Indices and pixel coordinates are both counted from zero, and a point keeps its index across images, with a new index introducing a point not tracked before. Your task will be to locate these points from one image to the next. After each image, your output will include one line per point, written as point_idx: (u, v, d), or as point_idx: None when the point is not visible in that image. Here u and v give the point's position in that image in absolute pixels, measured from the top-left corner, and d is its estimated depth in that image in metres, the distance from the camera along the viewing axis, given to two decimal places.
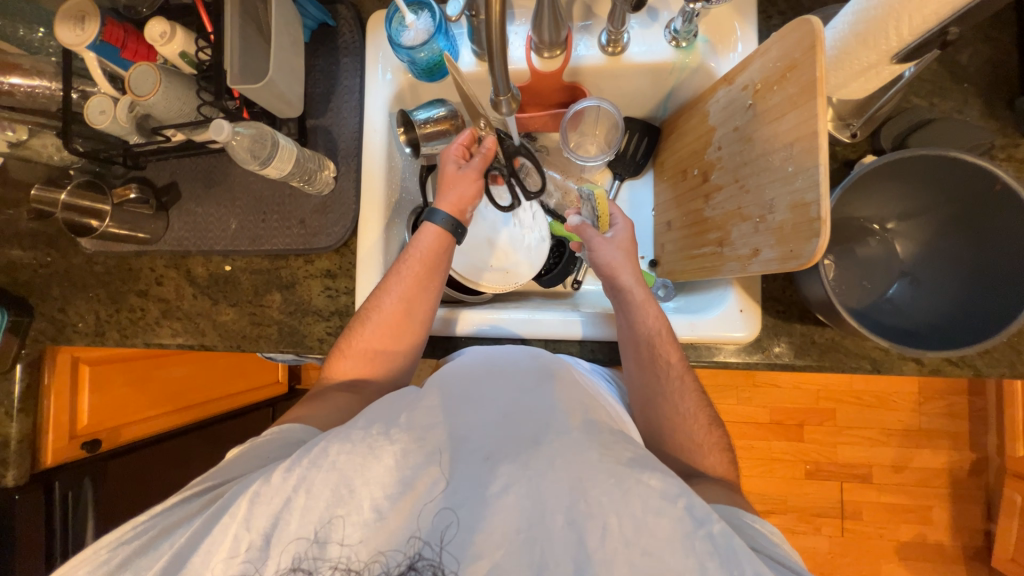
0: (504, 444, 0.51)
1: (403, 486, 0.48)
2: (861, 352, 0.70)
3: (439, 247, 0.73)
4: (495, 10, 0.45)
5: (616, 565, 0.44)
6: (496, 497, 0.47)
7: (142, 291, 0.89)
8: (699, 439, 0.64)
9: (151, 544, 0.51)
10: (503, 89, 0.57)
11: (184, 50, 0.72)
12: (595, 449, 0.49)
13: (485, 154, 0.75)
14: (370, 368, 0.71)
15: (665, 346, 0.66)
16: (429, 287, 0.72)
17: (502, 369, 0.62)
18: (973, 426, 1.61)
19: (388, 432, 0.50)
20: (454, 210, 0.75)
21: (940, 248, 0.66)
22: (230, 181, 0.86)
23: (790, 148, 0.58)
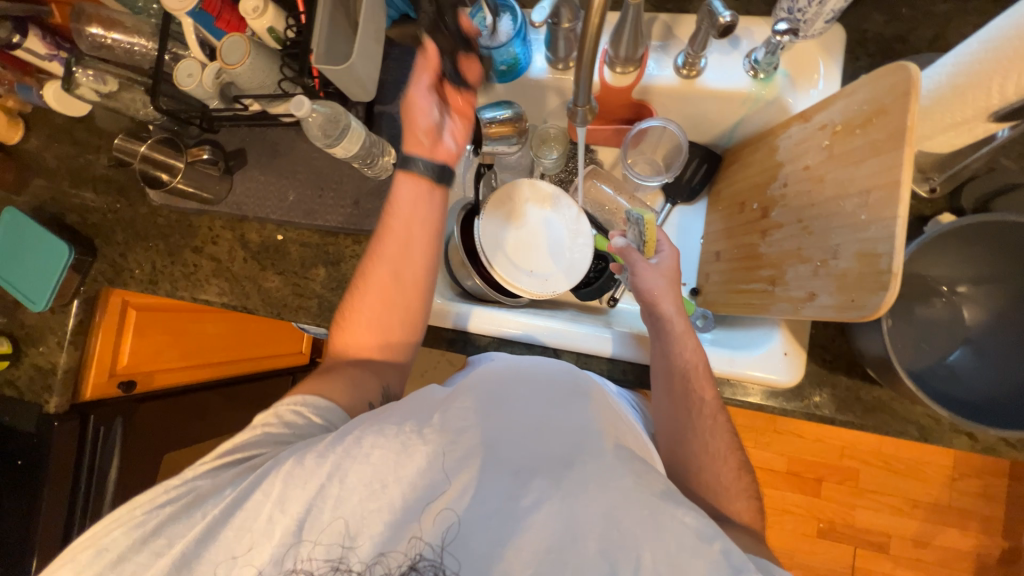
0: (537, 459, 0.53)
1: (437, 488, 0.50)
2: (909, 417, 0.67)
3: (420, 199, 0.70)
4: (593, 25, 0.45)
5: None
6: (529, 511, 0.49)
7: (197, 248, 0.93)
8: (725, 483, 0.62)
9: (183, 512, 0.53)
10: (582, 99, 0.57)
11: (272, 26, 0.76)
12: (630, 477, 0.51)
13: (428, 62, 0.67)
14: (376, 343, 0.71)
15: (701, 381, 0.63)
16: (413, 246, 0.70)
17: (533, 379, 0.63)
18: (1008, 512, 1.50)
19: (422, 432, 0.52)
20: (410, 144, 0.69)
21: (1013, 321, 0.62)
22: (294, 155, 0.89)
23: (865, 196, 0.57)
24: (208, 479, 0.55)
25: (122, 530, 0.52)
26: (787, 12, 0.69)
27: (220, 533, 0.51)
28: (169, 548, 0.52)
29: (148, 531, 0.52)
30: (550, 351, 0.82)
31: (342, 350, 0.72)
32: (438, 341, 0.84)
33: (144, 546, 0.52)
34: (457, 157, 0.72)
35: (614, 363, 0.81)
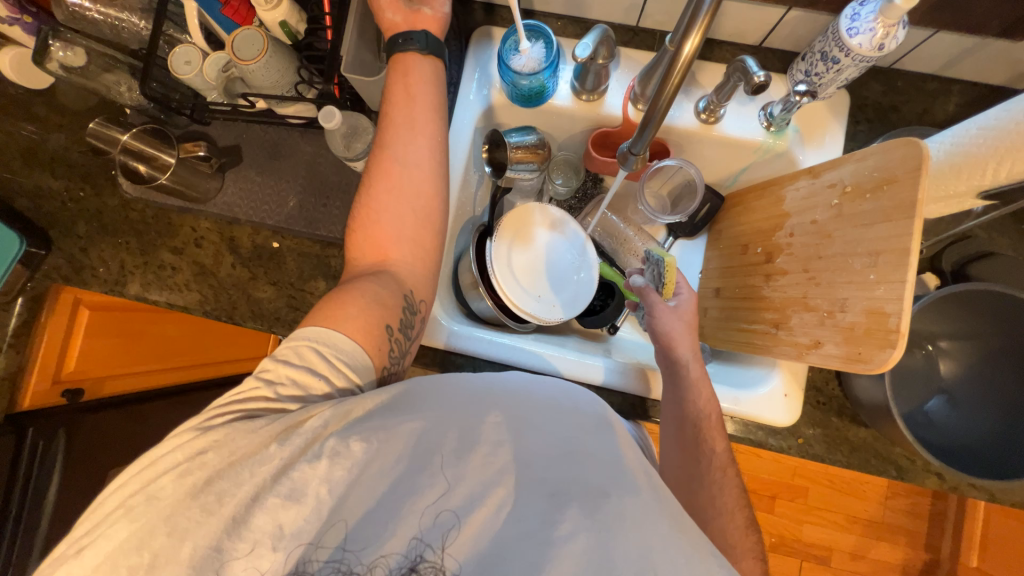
0: (576, 489, 0.53)
1: (473, 501, 0.52)
2: (889, 457, 0.73)
3: (413, 77, 0.64)
4: (666, 97, 0.47)
5: None
6: (563, 540, 0.50)
7: (177, 249, 0.85)
8: (735, 528, 0.63)
9: (233, 467, 0.45)
10: (638, 147, 0.59)
11: (284, 20, 0.70)
12: (666, 522, 0.51)
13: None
14: (387, 240, 0.62)
15: (712, 432, 0.65)
16: (415, 124, 0.63)
17: (571, 396, 0.61)
18: (930, 528, 1.66)
19: (470, 446, 0.54)
20: (389, 28, 0.65)
21: (981, 375, 0.70)
22: (298, 158, 0.84)
23: (873, 257, 0.61)
24: (254, 427, 0.47)
25: (172, 476, 0.44)
26: (805, 74, 0.73)
27: (264, 496, 0.45)
28: (215, 514, 0.44)
29: (198, 483, 0.44)
30: None
31: (353, 268, 0.62)
32: (443, 364, 0.81)
33: (194, 501, 0.44)
34: (441, 27, 0.67)
35: (624, 397, 0.81)
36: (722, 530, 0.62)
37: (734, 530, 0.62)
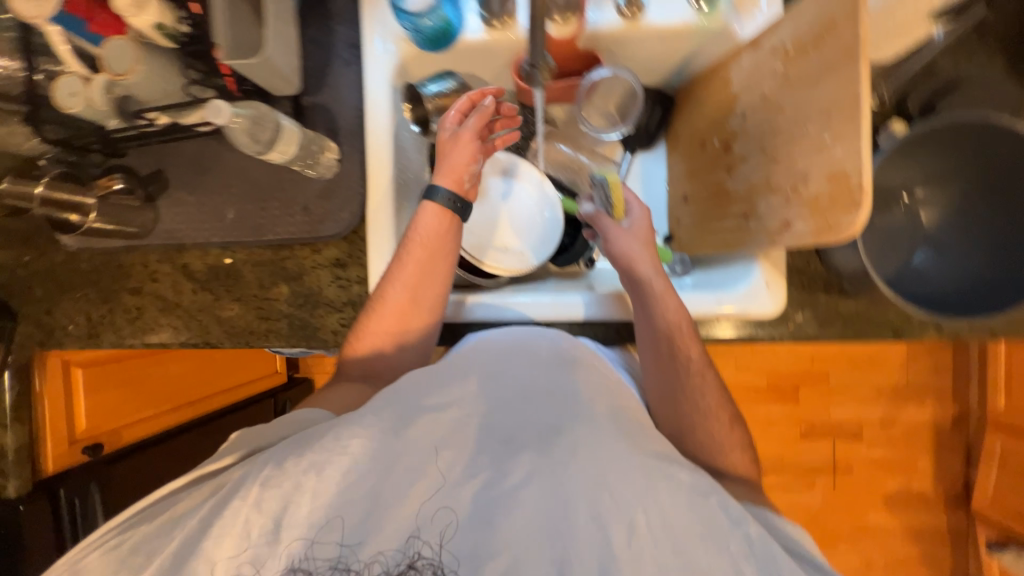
0: (530, 435, 0.53)
1: (416, 473, 0.50)
2: (883, 322, 0.71)
3: (440, 230, 0.70)
4: None
5: (644, 562, 0.46)
6: (517, 487, 0.49)
7: (136, 289, 0.84)
8: (721, 423, 0.67)
9: (160, 530, 0.49)
10: (532, 60, 0.55)
11: (159, 22, 0.60)
12: (621, 441, 0.51)
13: (482, 111, 0.73)
14: (389, 354, 0.69)
15: (687, 340, 0.66)
16: (428, 259, 0.68)
17: (527, 345, 0.63)
18: (954, 382, 1.67)
19: (404, 419, 0.53)
20: (447, 171, 0.71)
21: (964, 215, 0.67)
22: (223, 167, 0.80)
23: (826, 116, 0.56)
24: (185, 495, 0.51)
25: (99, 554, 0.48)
26: None
27: (198, 547, 0.46)
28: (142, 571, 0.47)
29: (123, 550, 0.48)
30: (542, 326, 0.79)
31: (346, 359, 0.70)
32: None
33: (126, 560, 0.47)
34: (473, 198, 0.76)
35: (609, 327, 0.80)
36: (711, 429, 0.66)
37: (723, 424, 0.67)
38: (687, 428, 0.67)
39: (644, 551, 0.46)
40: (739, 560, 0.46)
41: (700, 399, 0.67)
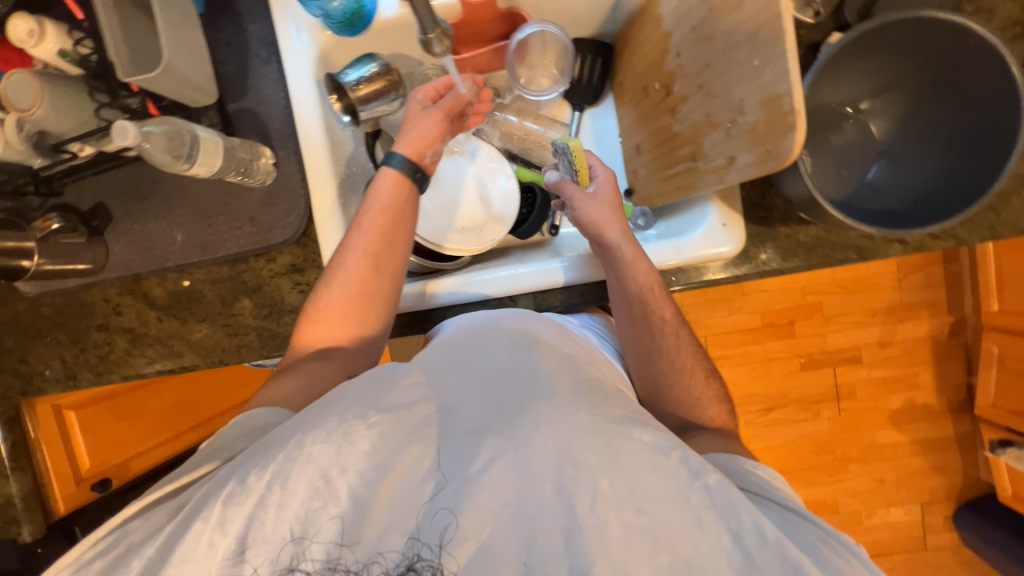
0: (494, 419, 0.54)
1: (381, 470, 0.51)
2: (845, 244, 0.70)
3: (400, 194, 0.70)
4: None
5: (608, 525, 0.48)
6: (482, 471, 0.50)
7: (102, 325, 0.83)
8: (697, 375, 0.68)
9: (123, 559, 0.48)
10: (429, 22, 0.47)
11: (62, 48, 0.62)
12: (583, 411, 0.53)
13: (455, 97, 0.74)
14: (347, 332, 0.68)
15: (659, 301, 0.67)
16: (387, 226, 0.69)
17: (490, 334, 0.65)
18: (950, 291, 1.61)
19: (366, 417, 0.52)
20: (405, 139, 0.71)
21: (915, 121, 0.66)
22: (163, 190, 0.78)
23: (753, 39, 0.53)
24: (152, 517, 0.51)
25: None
26: None
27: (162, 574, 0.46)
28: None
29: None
30: (506, 300, 0.78)
31: (297, 347, 0.67)
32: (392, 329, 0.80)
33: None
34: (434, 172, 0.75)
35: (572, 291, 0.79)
36: (688, 385, 0.68)
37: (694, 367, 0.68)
38: (665, 383, 0.68)
39: (609, 514, 0.48)
40: (701, 510, 0.48)
41: (675, 356, 0.68)
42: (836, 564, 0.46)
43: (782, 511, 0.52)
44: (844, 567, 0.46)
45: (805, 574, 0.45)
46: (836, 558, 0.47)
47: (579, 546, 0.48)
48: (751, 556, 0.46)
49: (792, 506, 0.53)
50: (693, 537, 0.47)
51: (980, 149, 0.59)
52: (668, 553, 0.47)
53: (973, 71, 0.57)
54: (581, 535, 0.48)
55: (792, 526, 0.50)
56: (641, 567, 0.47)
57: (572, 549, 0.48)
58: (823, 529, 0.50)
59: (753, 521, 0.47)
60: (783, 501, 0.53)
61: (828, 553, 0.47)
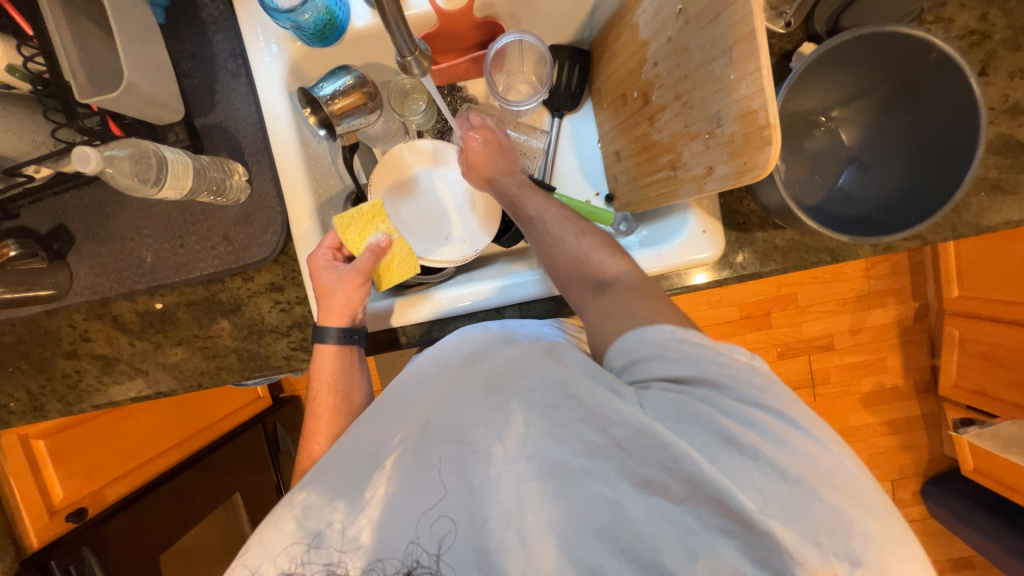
0: (408, 434, 0.55)
1: (314, 537, 0.51)
2: (819, 247, 0.73)
3: (342, 368, 0.70)
4: None
5: (501, 481, 0.49)
6: (398, 479, 0.52)
7: (70, 352, 0.79)
8: (567, 237, 0.64)
9: None
10: (407, 46, 0.48)
11: (10, 63, 0.58)
12: (478, 393, 0.54)
13: (373, 251, 0.69)
14: None
15: (524, 195, 0.71)
16: (340, 401, 0.69)
17: (421, 359, 0.64)
18: (916, 279, 1.67)
19: (290, 497, 0.54)
20: (327, 312, 0.69)
21: (881, 127, 0.70)
22: (129, 209, 0.74)
23: (729, 53, 0.54)
24: None
25: None
26: None
27: None
28: None
29: None
30: (493, 313, 0.77)
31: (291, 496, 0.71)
32: (376, 345, 0.78)
33: None
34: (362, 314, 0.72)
35: (557, 299, 0.77)
36: (566, 246, 0.64)
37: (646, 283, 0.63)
38: (550, 256, 0.65)
39: (501, 470, 0.50)
40: (580, 431, 0.49)
41: (549, 232, 0.66)
42: (705, 416, 0.46)
43: (663, 378, 0.49)
44: (715, 416, 0.46)
45: (673, 447, 0.45)
46: (711, 413, 0.46)
47: (479, 515, 0.49)
48: (626, 446, 0.47)
49: (676, 367, 0.49)
50: (574, 456, 0.48)
51: (941, 158, 0.62)
52: (554, 480, 0.48)
53: (936, 81, 0.60)
54: (482, 502, 0.49)
55: (671, 392, 0.48)
56: (535, 505, 0.48)
57: (475, 531, 0.49)
58: (717, 388, 0.48)
59: (620, 416, 0.47)
60: (666, 368, 0.49)
61: (699, 407, 0.47)
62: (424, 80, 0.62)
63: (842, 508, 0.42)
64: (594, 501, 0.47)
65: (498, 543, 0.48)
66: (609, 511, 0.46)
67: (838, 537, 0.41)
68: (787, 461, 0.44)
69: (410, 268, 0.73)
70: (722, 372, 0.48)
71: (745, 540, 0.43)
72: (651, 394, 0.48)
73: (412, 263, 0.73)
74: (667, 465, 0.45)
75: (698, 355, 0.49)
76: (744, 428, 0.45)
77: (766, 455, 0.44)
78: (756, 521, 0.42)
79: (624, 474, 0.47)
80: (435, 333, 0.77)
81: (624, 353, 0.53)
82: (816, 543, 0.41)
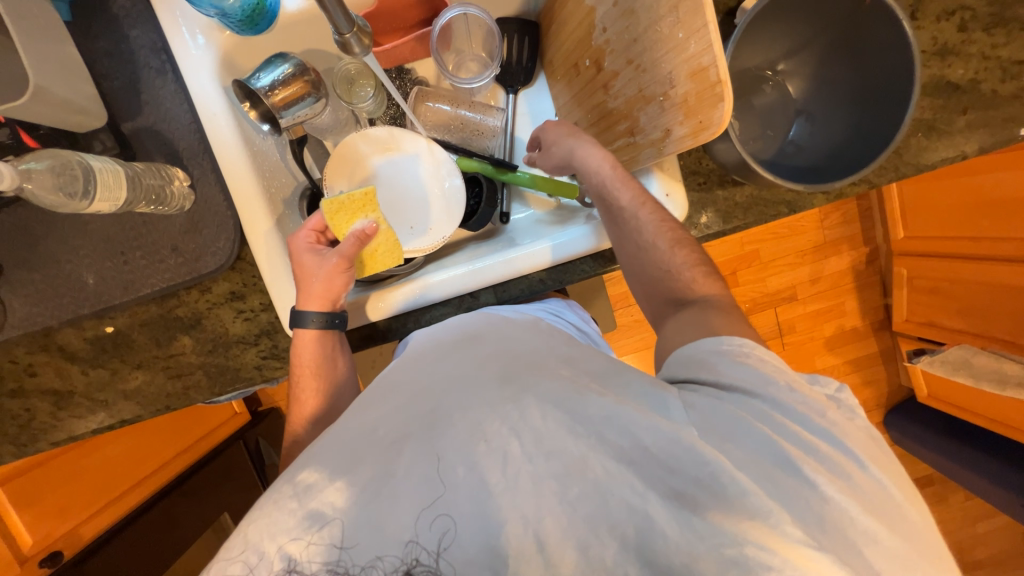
0: (413, 423, 0.53)
1: (314, 520, 0.48)
2: (777, 200, 0.75)
3: (321, 352, 0.67)
4: None
5: (519, 479, 0.47)
6: (405, 474, 0.50)
7: (15, 391, 0.73)
8: (661, 245, 0.65)
9: None
10: (344, 23, 0.45)
11: None
12: (495, 387, 0.54)
13: (359, 237, 0.66)
14: None
15: (618, 186, 0.67)
16: (323, 386, 0.68)
17: (432, 357, 0.63)
18: (865, 224, 1.76)
19: (291, 479, 0.51)
20: (307, 297, 0.66)
21: (825, 76, 0.72)
22: (60, 229, 0.68)
23: (675, 11, 0.54)
24: None
25: None
26: None
27: None
28: None
29: None
30: (468, 297, 0.77)
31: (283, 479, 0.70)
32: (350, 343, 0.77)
33: None
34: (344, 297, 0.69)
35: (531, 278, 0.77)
36: (655, 257, 0.65)
37: (703, 279, 0.64)
38: (635, 258, 0.66)
39: (519, 469, 0.47)
40: (603, 432, 0.49)
41: (640, 235, 0.66)
42: (756, 430, 0.47)
43: (717, 387, 0.51)
44: (766, 432, 0.47)
45: (703, 453, 0.46)
46: (756, 424, 0.48)
47: (494, 515, 0.47)
48: (655, 453, 0.47)
49: (740, 376, 0.51)
50: (598, 458, 0.47)
51: (882, 103, 0.65)
52: (578, 482, 0.47)
53: (872, 26, 0.62)
54: (496, 501, 0.47)
55: (720, 399, 0.50)
56: (552, 507, 0.46)
57: (486, 527, 0.46)
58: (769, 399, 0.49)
59: (650, 424, 0.48)
60: (737, 377, 0.51)
61: (748, 416, 0.49)
62: (366, 59, 0.60)
63: (860, 520, 0.43)
64: (622, 511, 0.45)
65: (515, 548, 0.46)
66: (636, 523, 0.45)
67: (856, 543, 0.43)
68: (828, 480, 0.45)
69: (393, 260, 0.71)
70: (795, 399, 0.49)
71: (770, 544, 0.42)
72: (699, 399, 0.50)
73: (397, 255, 0.71)
74: (702, 480, 0.45)
75: (771, 375, 0.51)
76: (800, 451, 0.46)
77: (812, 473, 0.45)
78: (783, 536, 0.43)
79: (653, 485, 0.46)
80: (411, 324, 0.77)
81: (692, 360, 0.55)
82: (825, 537, 0.43)
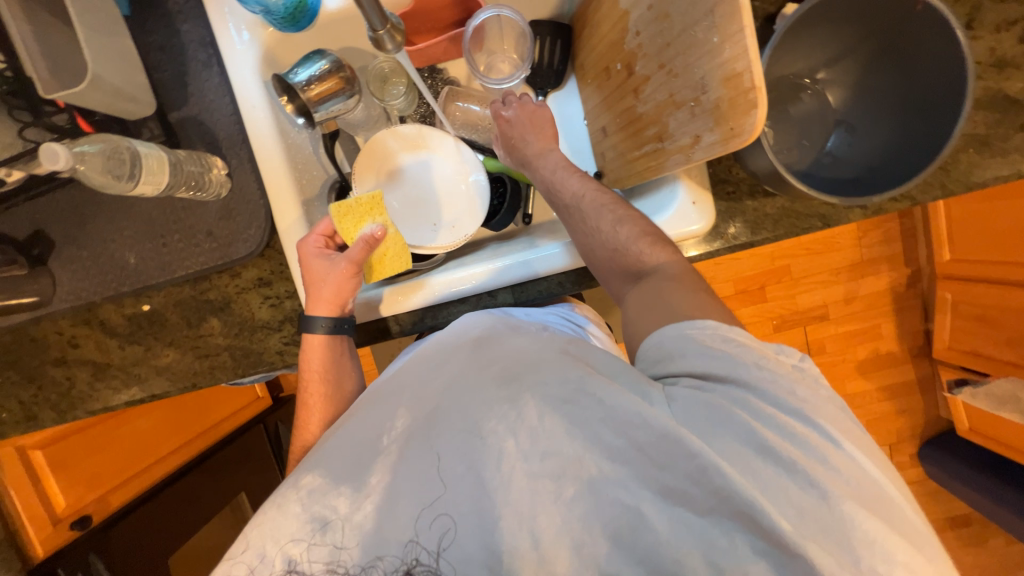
0: (415, 419, 0.54)
1: (318, 523, 0.49)
2: (810, 213, 0.73)
3: (330, 358, 0.69)
4: None
5: (514, 479, 0.48)
6: (405, 472, 0.51)
7: (59, 360, 0.78)
8: (606, 223, 0.63)
9: None
10: (378, 19, 0.46)
11: None
12: (491, 386, 0.53)
13: (367, 242, 0.67)
14: None
15: (558, 178, 0.69)
16: (330, 391, 0.69)
17: (428, 351, 0.63)
18: (907, 244, 1.67)
19: (295, 481, 0.52)
20: (314, 301, 0.68)
21: (868, 86, 0.69)
22: (107, 210, 0.72)
23: (711, 15, 0.53)
24: None
25: None
26: None
27: None
28: None
29: None
30: (486, 296, 0.77)
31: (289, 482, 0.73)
32: (369, 335, 0.78)
33: None
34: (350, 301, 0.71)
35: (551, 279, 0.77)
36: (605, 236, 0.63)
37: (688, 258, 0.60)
38: (586, 245, 0.65)
39: (513, 467, 0.48)
40: (599, 433, 0.47)
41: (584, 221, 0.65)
42: (740, 420, 0.45)
43: (694, 377, 0.48)
44: (749, 422, 0.45)
45: (700, 455, 0.44)
46: (744, 417, 0.45)
47: (491, 514, 0.47)
48: (647, 450, 0.46)
49: (712, 365, 0.48)
50: (592, 457, 0.47)
51: (929, 115, 0.62)
52: (572, 482, 0.47)
53: (921, 35, 0.59)
54: (493, 500, 0.47)
55: (703, 391, 0.47)
56: (548, 505, 0.47)
57: (485, 529, 0.47)
58: (757, 392, 0.46)
59: (642, 420, 0.46)
60: (702, 365, 0.48)
61: (734, 410, 0.46)
62: (399, 58, 0.61)
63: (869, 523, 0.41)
64: (614, 507, 0.46)
65: (511, 544, 0.46)
66: (628, 518, 0.45)
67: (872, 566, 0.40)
68: (828, 478, 0.43)
69: (402, 264, 0.71)
70: (764, 379, 0.47)
71: (776, 555, 0.42)
72: (680, 391, 0.47)
73: (405, 259, 0.71)
74: (693, 475, 0.44)
75: (740, 359, 0.48)
76: (781, 438, 0.44)
77: (804, 468, 0.43)
78: (783, 537, 0.41)
79: (644, 481, 0.46)
80: (428, 320, 0.77)
81: (666, 348, 0.51)
82: (839, 546, 0.41)
